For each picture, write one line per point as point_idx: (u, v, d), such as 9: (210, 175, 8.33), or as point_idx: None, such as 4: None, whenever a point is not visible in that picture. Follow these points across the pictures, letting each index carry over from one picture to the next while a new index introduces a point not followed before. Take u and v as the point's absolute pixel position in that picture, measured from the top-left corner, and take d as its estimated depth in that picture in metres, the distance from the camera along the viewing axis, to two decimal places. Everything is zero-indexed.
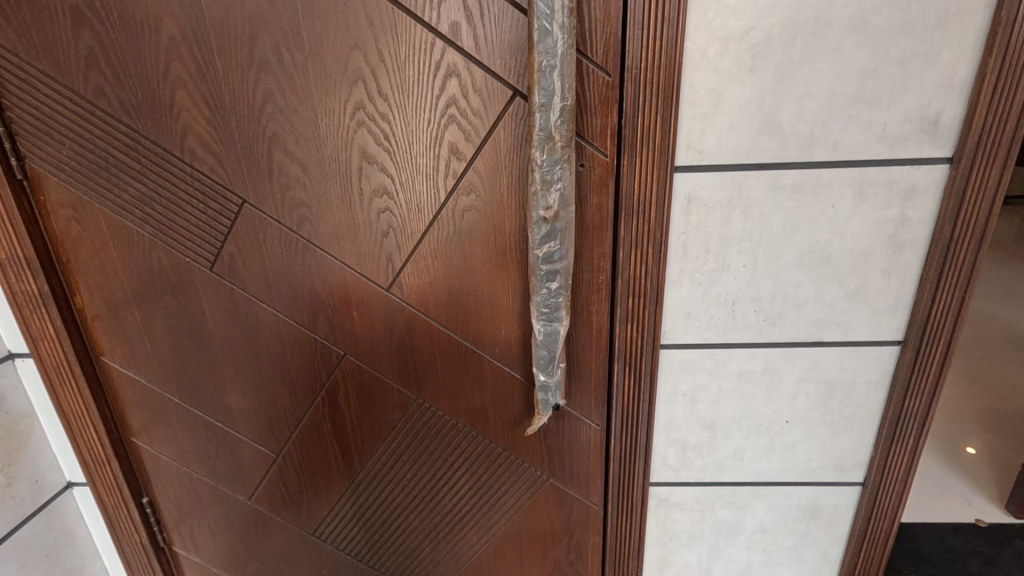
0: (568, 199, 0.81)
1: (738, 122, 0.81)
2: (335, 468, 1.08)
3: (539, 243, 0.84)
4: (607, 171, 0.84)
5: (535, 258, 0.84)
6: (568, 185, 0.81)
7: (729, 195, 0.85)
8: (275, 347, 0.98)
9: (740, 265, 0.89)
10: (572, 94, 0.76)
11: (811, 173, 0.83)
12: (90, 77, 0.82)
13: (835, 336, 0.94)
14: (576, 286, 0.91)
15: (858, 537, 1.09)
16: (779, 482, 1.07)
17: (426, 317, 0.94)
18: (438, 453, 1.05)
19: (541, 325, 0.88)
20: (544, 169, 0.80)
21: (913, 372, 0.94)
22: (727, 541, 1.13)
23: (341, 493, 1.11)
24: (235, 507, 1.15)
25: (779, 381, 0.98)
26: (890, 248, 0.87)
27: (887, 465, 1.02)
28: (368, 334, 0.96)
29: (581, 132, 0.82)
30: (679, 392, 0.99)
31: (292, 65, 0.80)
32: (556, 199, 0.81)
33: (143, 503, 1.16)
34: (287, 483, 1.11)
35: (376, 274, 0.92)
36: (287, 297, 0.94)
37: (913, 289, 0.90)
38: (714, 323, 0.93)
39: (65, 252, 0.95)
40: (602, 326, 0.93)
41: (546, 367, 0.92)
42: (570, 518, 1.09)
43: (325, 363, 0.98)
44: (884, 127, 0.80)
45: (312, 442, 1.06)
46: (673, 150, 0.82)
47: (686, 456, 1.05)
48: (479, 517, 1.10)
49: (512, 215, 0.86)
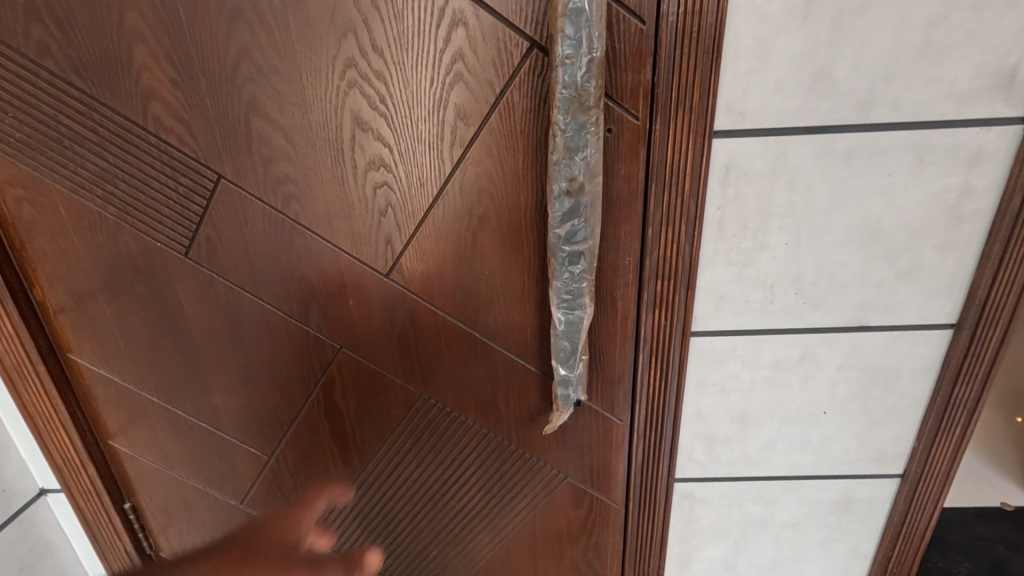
0: (594, 169, 0.71)
1: (787, 79, 0.70)
2: (334, 469, 1.00)
3: (560, 220, 0.74)
4: (638, 138, 0.74)
5: (556, 238, 0.75)
6: (594, 152, 0.70)
7: (773, 163, 0.75)
8: (264, 340, 0.89)
9: (782, 243, 0.80)
10: (602, 44, 0.65)
11: (866, 137, 0.74)
12: (31, 31, 0.70)
13: (882, 319, 0.85)
14: (600, 268, 0.81)
15: (894, 530, 1.03)
16: (811, 475, 0.99)
17: (431, 305, 0.84)
18: (446, 452, 0.97)
19: (562, 313, 0.79)
20: (568, 135, 0.69)
21: (965, 358, 0.86)
22: (754, 536, 1.06)
23: (341, 497, 1.03)
24: (226, 512, 1.07)
25: (818, 370, 0.90)
26: (950, 222, 0.78)
27: (929, 455, 0.95)
28: (366, 324, 0.86)
29: (609, 91, 0.71)
30: (708, 382, 0.91)
31: (270, 15, 0.68)
32: (581, 169, 0.71)
33: (126, 508, 1.07)
34: (282, 485, 1.02)
35: (373, 259, 0.82)
36: (274, 285, 0.84)
37: (972, 267, 0.81)
38: (750, 307, 0.84)
39: (19, 238, 0.84)
40: (629, 312, 0.84)
41: (567, 361, 0.83)
42: (589, 518, 1.02)
43: (320, 356, 0.89)
44: (952, 82, 0.70)
45: (309, 440, 0.97)
46: (713, 110, 0.72)
47: (713, 449, 0.97)
48: (490, 518, 1.03)
49: (529, 189, 0.76)
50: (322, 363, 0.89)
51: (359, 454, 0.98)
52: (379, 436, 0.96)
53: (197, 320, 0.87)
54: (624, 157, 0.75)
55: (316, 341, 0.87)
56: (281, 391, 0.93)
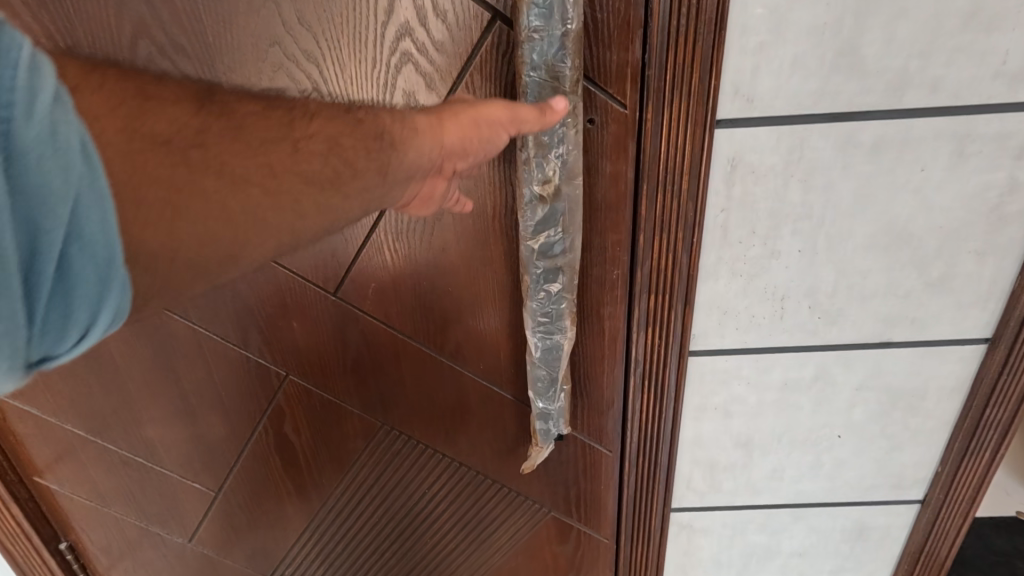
0: (572, 168, 0.61)
1: (806, 55, 0.58)
2: (290, 505, 0.89)
3: (534, 230, 0.63)
4: (626, 130, 0.62)
5: (529, 251, 0.64)
6: (572, 149, 0.60)
7: (787, 157, 0.63)
8: (198, 368, 0.79)
9: (795, 251, 0.69)
10: (580, 14, 0.53)
11: (898, 125, 0.62)
12: None
13: (907, 334, 0.74)
14: (584, 284, 0.70)
15: (912, 558, 0.94)
16: (823, 502, 0.89)
17: (385, 327, 0.75)
18: (414, 485, 0.87)
19: (538, 338, 0.69)
20: (540, 129, 0.58)
21: (1000, 376, 0.76)
22: (759, 566, 0.97)
23: (300, 536, 0.92)
24: (176, 551, 0.96)
25: (833, 390, 0.79)
26: (991, 224, 0.67)
27: (954, 481, 0.85)
28: (315, 350, 0.77)
29: (591, 73, 0.59)
30: (709, 406, 0.80)
31: None
32: (556, 169, 0.60)
33: (62, 550, 0.96)
34: (234, 523, 0.92)
35: (316, 275, 0.71)
36: (208, 308, 0.74)
37: (1013, 275, 0.70)
38: (757, 323, 0.73)
39: None
40: (617, 331, 0.73)
41: (546, 393, 0.73)
42: (576, 553, 0.92)
43: (263, 385, 0.80)
44: (1003, 57, 0.58)
45: (260, 475, 0.87)
46: (716, 94, 0.59)
47: (714, 477, 0.87)
48: (467, 556, 0.93)
49: (495, 193, 0.66)
50: (267, 394, 0.80)
51: (316, 491, 0.88)
52: (337, 471, 0.86)
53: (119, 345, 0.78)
54: (609, 153, 0.63)
55: (258, 368, 0.78)
56: (224, 421, 0.83)
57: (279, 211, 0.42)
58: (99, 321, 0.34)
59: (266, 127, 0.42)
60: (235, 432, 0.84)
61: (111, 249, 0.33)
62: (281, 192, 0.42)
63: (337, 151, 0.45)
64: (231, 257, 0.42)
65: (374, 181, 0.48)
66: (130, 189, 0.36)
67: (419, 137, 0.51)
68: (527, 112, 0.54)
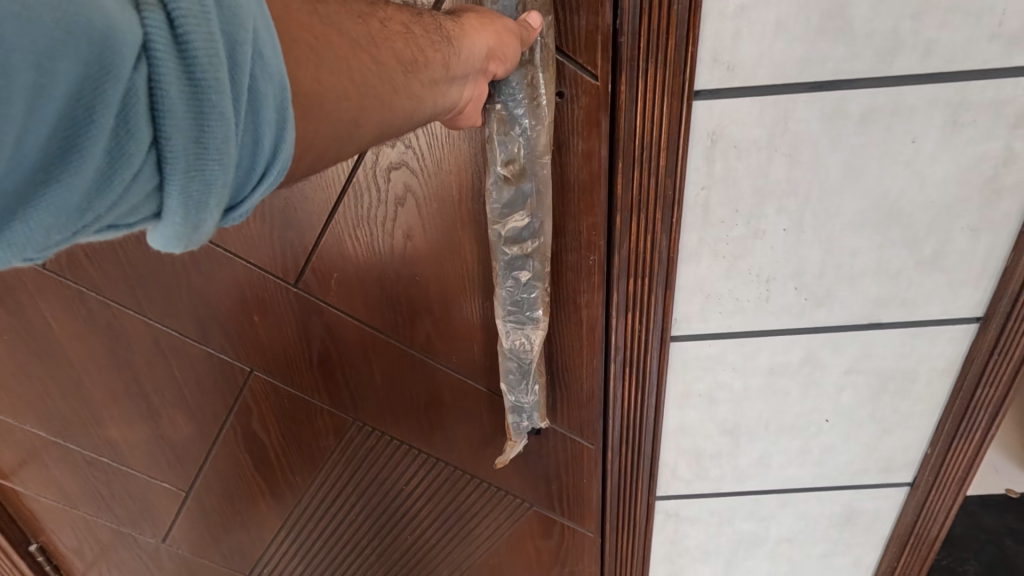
0: (538, 146, 0.57)
1: (789, 19, 0.54)
2: (264, 504, 0.87)
3: (501, 212, 0.61)
4: (598, 103, 0.58)
5: (496, 235, 0.62)
6: (536, 125, 0.56)
7: (770, 130, 0.59)
8: (157, 364, 0.76)
9: (780, 230, 0.65)
10: None
11: (888, 94, 0.58)
12: None
13: (897, 315, 0.72)
14: (559, 270, 0.68)
15: (901, 540, 0.92)
16: (811, 487, 0.87)
17: (351, 318, 0.73)
18: (391, 482, 0.85)
19: (507, 326, 0.67)
20: (505, 104, 0.55)
21: (992, 357, 0.73)
22: (747, 553, 0.95)
23: (276, 535, 0.90)
24: (150, 552, 0.93)
25: (821, 374, 0.76)
26: (985, 198, 0.64)
27: (944, 463, 0.83)
28: (280, 347, 0.74)
29: (559, 41, 0.56)
30: (693, 393, 0.77)
31: None
32: (521, 146, 0.57)
33: (33, 552, 0.93)
34: (207, 522, 0.89)
35: (274, 265, 0.69)
36: (173, 305, 0.72)
37: (1007, 252, 0.67)
38: (742, 307, 0.70)
39: None
40: (595, 320, 0.71)
41: (517, 386, 0.71)
42: (562, 544, 0.91)
43: (228, 383, 0.77)
44: (1000, 18, 0.54)
45: (231, 474, 0.84)
46: (694, 64, 0.55)
47: (700, 466, 0.85)
48: (449, 551, 0.91)
49: (462, 174, 0.64)
50: (232, 392, 0.78)
51: (292, 492, 0.86)
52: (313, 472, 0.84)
53: (71, 343, 0.75)
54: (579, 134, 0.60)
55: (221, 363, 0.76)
56: (190, 419, 0.80)
57: (385, 76, 0.38)
58: (282, 148, 0.31)
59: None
60: (200, 432, 0.81)
61: (278, 57, 0.29)
62: (385, 70, 0.38)
63: (412, 35, 0.42)
64: (364, 110, 0.37)
65: (449, 69, 0.44)
66: (286, 25, 0.32)
67: (468, 33, 0.46)
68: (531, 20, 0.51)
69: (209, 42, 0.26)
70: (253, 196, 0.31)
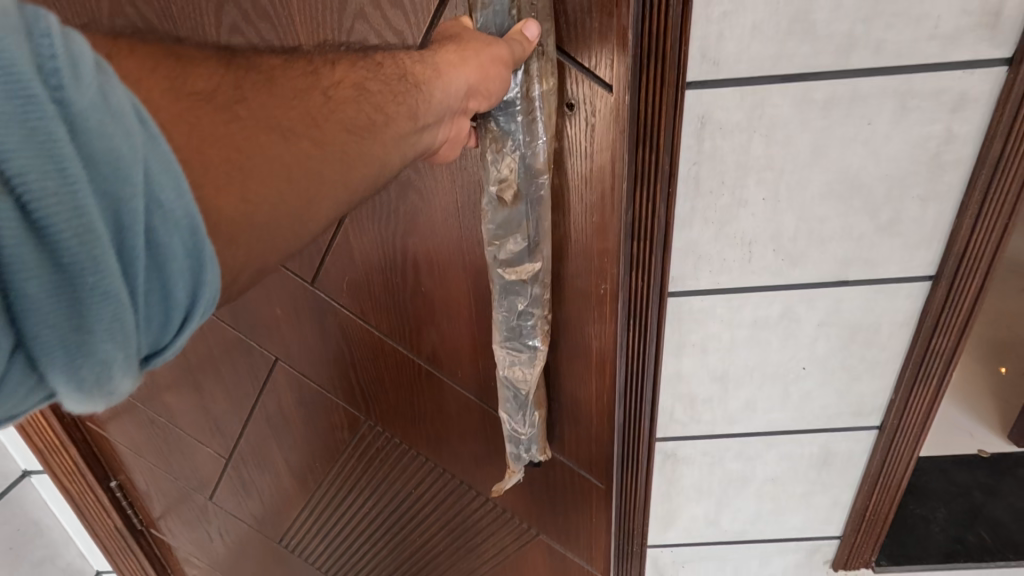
0: (535, 167, 0.74)
1: (763, 23, 0.67)
2: (290, 482, 1.10)
3: (495, 235, 0.79)
4: (609, 108, 0.74)
5: (491, 256, 0.81)
6: (530, 142, 0.73)
7: (749, 115, 0.72)
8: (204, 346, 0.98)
9: (760, 200, 0.78)
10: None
11: (846, 84, 0.70)
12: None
13: (861, 274, 0.84)
14: (569, 252, 0.85)
15: (872, 481, 1.05)
16: (792, 431, 1.00)
17: (362, 322, 0.93)
18: (400, 485, 1.09)
19: (503, 348, 0.87)
20: (500, 123, 0.72)
21: (943, 310, 0.86)
22: (737, 492, 1.08)
23: (298, 511, 1.14)
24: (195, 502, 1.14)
25: (798, 327, 0.89)
26: (931, 171, 0.76)
27: (907, 408, 0.96)
28: (303, 343, 0.96)
29: (564, 46, 0.71)
30: (687, 344, 0.90)
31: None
32: (518, 160, 0.74)
33: (112, 487, 1.11)
34: (241, 491, 1.12)
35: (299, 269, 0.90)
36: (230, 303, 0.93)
37: (951, 219, 0.79)
38: (728, 266, 0.83)
39: None
40: (581, 321, 0.91)
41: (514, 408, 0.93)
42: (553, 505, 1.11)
43: (261, 365, 0.99)
44: (937, 21, 0.67)
45: (264, 448, 1.07)
46: (686, 60, 0.68)
47: (694, 410, 0.97)
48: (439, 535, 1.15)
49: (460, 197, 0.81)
50: (263, 371, 1.00)
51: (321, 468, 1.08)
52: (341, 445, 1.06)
53: None
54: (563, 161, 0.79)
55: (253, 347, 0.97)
56: (249, 371, 1.00)
57: (334, 152, 0.45)
58: (192, 297, 0.35)
59: (300, 77, 0.46)
60: (235, 402, 1.03)
61: (181, 202, 0.33)
62: (331, 138, 0.45)
63: (367, 98, 0.50)
64: (302, 202, 0.43)
65: (410, 123, 0.53)
66: (194, 150, 0.36)
67: (437, 82, 0.57)
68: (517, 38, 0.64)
69: (74, 227, 0.29)
70: (175, 339, 0.37)
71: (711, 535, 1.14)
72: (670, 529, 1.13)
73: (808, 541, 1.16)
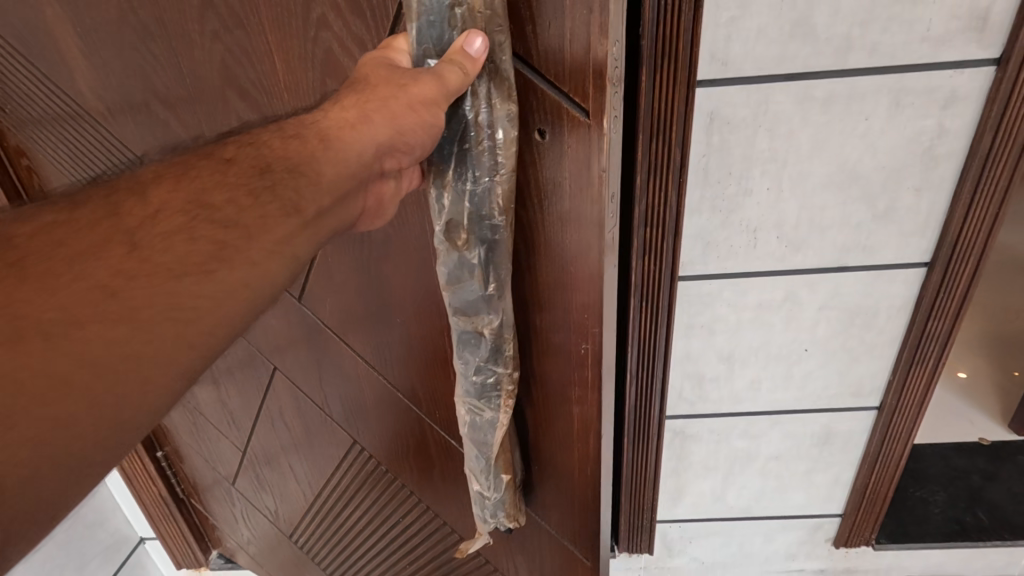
0: (482, 209, 0.67)
1: (768, 26, 0.73)
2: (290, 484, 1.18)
3: (452, 285, 0.73)
4: (585, 138, 0.62)
5: (452, 306, 0.75)
6: (479, 185, 0.65)
7: (755, 111, 0.79)
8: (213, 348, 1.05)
9: (764, 189, 0.84)
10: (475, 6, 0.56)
11: (844, 82, 0.77)
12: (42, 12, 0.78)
13: (859, 260, 0.90)
14: (547, 303, 0.76)
15: (871, 459, 1.11)
16: (794, 410, 1.06)
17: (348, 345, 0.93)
18: (392, 510, 1.12)
19: (466, 407, 0.83)
20: (444, 163, 0.66)
21: (938, 295, 0.91)
22: (742, 469, 1.14)
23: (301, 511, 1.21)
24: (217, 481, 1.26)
25: (800, 310, 0.95)
26: (924, 163, 0.82)
27: (904, 389, 1.01)
28: (296, 358, 0.99)
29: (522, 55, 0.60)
30: (696, 325, 0.97)
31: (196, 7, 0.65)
32: (468, 203, 0.67)
33: (159, 457, 1.22)
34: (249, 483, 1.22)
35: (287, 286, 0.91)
36: None
37: (944, 208, 0.85)
38: (734, 252, 0.89)
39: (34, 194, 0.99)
40: (560, 370, 0.81)
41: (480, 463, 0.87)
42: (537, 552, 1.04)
43: (262, 372, 1.04)
44: (928, 25, 0.73)
45: (268, 448, 1.14)
46: (695, 60, 0.75)
47: (702, 388, 1.04)
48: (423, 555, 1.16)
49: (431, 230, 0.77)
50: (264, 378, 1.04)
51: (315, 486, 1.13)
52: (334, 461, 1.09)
53: None
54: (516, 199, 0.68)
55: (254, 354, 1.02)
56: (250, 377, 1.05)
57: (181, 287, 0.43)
58: None
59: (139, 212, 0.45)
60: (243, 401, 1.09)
61: None
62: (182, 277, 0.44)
63: (236, 205, 0.47)
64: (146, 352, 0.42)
65: (290, 217, 0.49)
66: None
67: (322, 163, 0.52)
68: (447, 74, 0.56)
69: None
70: None
71: (717, 510, 1.21)
72: (678, 504, 1.20)
73: (810, 518, 1.22)
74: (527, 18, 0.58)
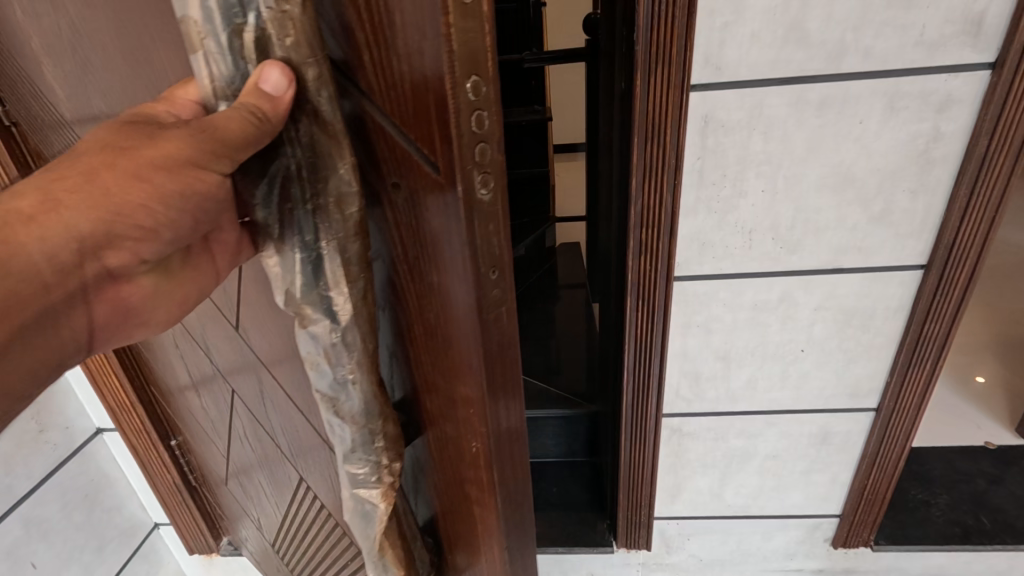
0: (311, 283, 0.48)
1: (762, 32, 0.75)
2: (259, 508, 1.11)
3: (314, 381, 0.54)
4: (438, 203, 0.42)
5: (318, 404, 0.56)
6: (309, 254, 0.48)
7: (749, 114, 0.80)
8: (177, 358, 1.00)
9: (759, 191, 0.85)
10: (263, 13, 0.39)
11: (838, 86, 0.78)
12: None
13: (856, 262, 0.91)
14: (437, 399, 0.55)
15: (869, 460, 1.11)
16: (791, 410, 1.07)
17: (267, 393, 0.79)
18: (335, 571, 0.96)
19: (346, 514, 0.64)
20: (270, 223, 0.48)
21: (935, 297, 0.92)
22: (739, 467, 1.16)
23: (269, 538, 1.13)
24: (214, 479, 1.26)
25: (796, 310, 0.96)
26: (920, 167, 0.82)
27: (902, 391, 1.02)
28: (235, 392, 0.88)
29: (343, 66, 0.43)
30: (692, 325, 0.98)
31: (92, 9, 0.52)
32: (300, 279, 0.49)
33: (172, 445, 1.26)
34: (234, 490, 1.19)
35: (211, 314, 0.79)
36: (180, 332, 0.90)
37: (941, 211, 0.85)
38: (729, 253, 0.91)
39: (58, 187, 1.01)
40: (466, 496, 0.58)
41: None
42: None
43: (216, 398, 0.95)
44: (922, 30, 0.74)
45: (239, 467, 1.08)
46: (690, 66, 0.76)
47: (699, 387, 1.05)
48: None
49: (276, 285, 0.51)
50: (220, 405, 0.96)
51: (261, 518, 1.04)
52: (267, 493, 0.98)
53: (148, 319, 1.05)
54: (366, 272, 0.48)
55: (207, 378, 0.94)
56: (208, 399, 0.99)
57: None
58: None
59: None
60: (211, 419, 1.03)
61: None
62: None
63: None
64: None
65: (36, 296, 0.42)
66: None
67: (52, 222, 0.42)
68: (230, 119, 0.41)
69: None
70: None
71: (715, 508, 1.22)
72: (676, 501, 1.22)
73: (808, 518, 1.22)
74: (364, 37, 0.40)
